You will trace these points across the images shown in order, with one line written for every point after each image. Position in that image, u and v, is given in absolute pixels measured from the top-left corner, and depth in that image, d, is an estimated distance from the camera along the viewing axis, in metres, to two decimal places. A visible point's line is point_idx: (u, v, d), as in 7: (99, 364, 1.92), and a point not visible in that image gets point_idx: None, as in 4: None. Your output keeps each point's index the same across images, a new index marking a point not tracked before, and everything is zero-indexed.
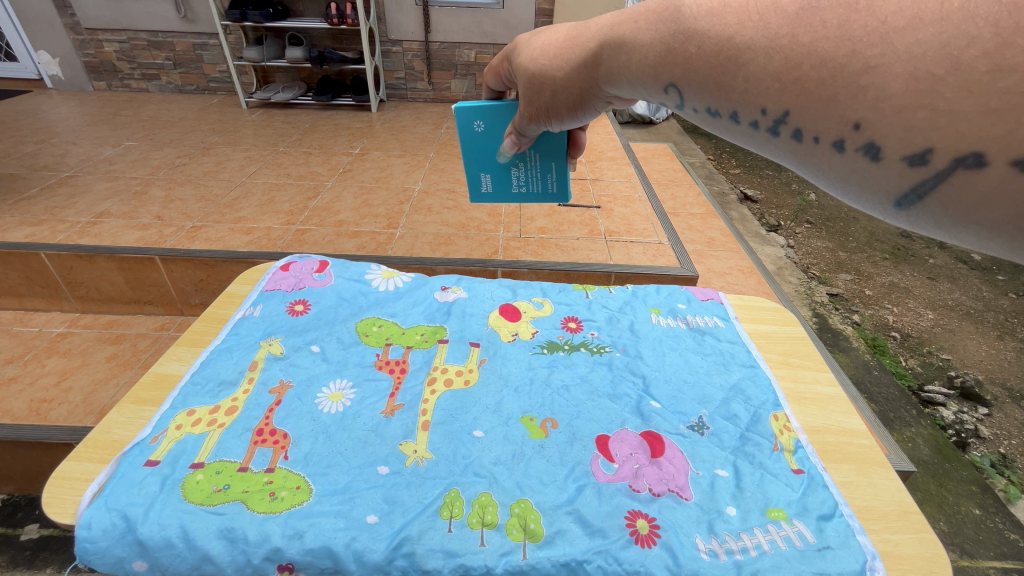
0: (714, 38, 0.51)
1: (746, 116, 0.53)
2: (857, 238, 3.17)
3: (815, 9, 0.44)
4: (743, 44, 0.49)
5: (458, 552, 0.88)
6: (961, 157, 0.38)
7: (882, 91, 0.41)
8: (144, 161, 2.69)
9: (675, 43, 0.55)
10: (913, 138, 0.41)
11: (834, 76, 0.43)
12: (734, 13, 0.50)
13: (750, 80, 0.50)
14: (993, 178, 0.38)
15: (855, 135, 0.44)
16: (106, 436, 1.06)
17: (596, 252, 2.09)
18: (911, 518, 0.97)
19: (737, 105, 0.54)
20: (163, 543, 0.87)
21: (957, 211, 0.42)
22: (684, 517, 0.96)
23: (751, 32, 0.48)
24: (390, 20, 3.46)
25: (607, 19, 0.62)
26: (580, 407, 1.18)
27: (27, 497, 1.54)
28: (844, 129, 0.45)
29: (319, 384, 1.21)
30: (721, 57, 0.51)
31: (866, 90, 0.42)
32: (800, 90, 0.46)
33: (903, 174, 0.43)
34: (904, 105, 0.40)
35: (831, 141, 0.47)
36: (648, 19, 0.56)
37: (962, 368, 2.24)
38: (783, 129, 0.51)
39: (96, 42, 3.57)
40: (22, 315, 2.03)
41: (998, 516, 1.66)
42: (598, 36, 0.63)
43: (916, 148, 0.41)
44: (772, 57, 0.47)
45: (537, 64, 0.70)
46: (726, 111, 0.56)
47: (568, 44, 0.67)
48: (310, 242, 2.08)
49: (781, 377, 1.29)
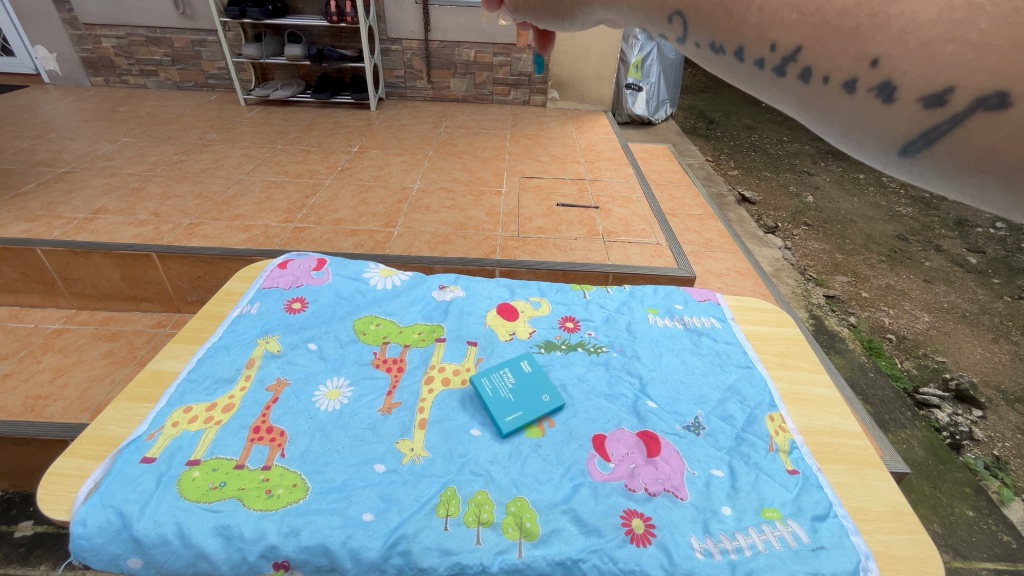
0: None
1: (748, 52, 0.45)
2: (853, 240, 3.19)
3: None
4: None
5: (454, 550, 0.88)
6: (982, 96, 0.33)
7: (909, 24, 0.35)
8: (142, 158, 2.68)
9: None
10: (934, 75, 0.35)
11: (858, 9, 0.38)
12: None
13: (767, 11, 0.43)
14: (1013, 121, 0.32)
15: (870, 74, 0.37)
16: (102, 433, 1.06)
17: (595, 252, 2.10)
18: (904, 518, 0.97)
19: (744, 39, 0.45)
20: (159, 540, 0.87)
21: (961, 164, 0.36)
22: (679, 517, 0.96)
23: None
24: (390, 18, 3.43)
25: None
26: (577, 406, 1.18)
27: (21, 494, 1.53)
28: (856, 67, 0.38)
29: (316, 382, 1.20)
30: None
31: (891, 22, 0.36)
32: (820, 18, 0.40)
33: (915, 118, 0.37)
34: (930, 39, 0.35)
35: (841, 81, 0.40)
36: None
37: (957, 371, 2.24)
38: (788, 71, 0.43)
39: (93, 37, 3.55)
40: (18, 312, 2.03)
41: (992, 517, 1.67)
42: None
43: (934, 87, 0.35)
44: None
45: None
46: (730, 47, 0.46)
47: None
48: (308, 240, 2.08)
49: (777, 377, 1.30)
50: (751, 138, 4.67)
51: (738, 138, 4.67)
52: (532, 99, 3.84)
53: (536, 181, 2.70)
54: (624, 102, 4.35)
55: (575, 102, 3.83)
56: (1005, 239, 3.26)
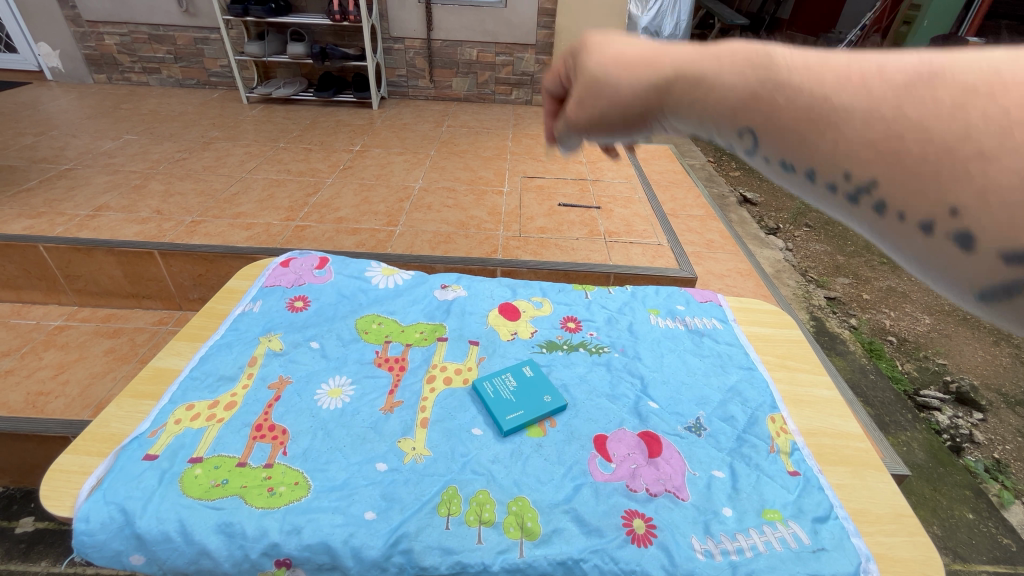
0: (808, 93, 0.41)
1: (820, 176, 0.43)
2: (855, 242, 3.18)
3: (929, 81, 0.36)
4: (838, 104, 0.39)
5: (456, 549, 0.88)
6: None
7: (988, 183, 0.33)
8: (144, 155, 2.68)
9: (761, 88, 0.44)
10: (1014, 232, 0.33)
11: (941, 158, 0.35)
12: (834, 72, 0.40)
13: (841, 143, 0.40)
14: None
15: (949, 220, 0.36)
16: (104, 430, 1.06)
17: (596, 252, 2.10)
18: (905, 520, 0.98)
19: (820, 164, 0.43)
20: (161, 536, 0.88)
21: None
22: (680, 517, 0.96)
23: (850, 93, 0.39)
24: (393, 17, 3.43)
25: (687, 54, 0.51)
26: (578, 407, 1.18)
27: (22, 490, 1.53)
28: (935, 209, 0.36)
29: (318, 381, 1.20)
30: (814, 114, 0.41)
31: (974, 177, 0.34)
32: (901, 154, 0.37)
33: (996, 271, 0.35)
34: (1013, 200, 0.33)
35: (917, 220, 0.38)
36: (736, 60, 0.47)
37: (958, 373, 2.24)
38: (863, 201, 0.41)
39: (96, 34, 3.55)
40: (19, 308, 2.03)
41: (991, 520, 1.67)
42: (682, 68, 0.51)
43: (1015, 245, 0.33)
44: (870, 124, 0.38)
45: (605, 73, 0.59)
46: (804, 168, 0.44)
47: (644, 67, 0.55)
48: (309, 238, 2.08)
49: (778, 379, 1.30)
50: None
51: None
52: (534, 99, 3.84)
53: (538, 181, 2.70)
54: None
55: None
56: None
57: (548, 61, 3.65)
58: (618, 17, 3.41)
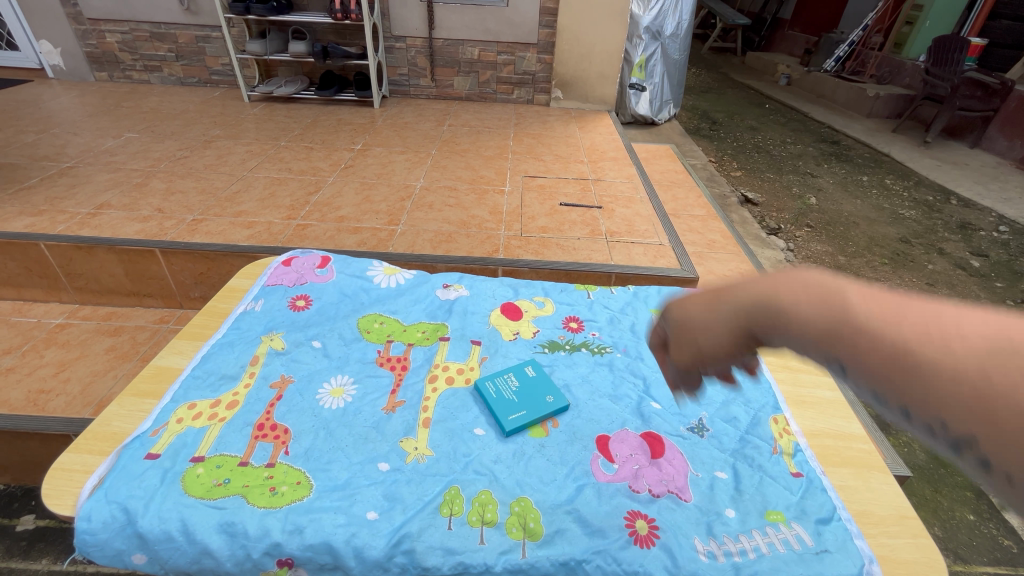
0: (889, 341, 0.44)
1: (913, 417, 0.43)
2: (856, 242, 3.18)
3: (1013, 352, 0.39)
4: (920, 356, 0.42)
5: (458, 549, 0.88)
6: None
7: None
8: (145, 153, 2.68)
9: (843, 328, 0.47)
10: None
11: None
12: (911, 325, 0.44)
13: (931, 389, 0.42)
14: None
15: None
16: (106, 428, 1.06)
17: (597, 252, 2.09)
18: (908, 522, 0.97)
19: (909, 407, 0.43)
20: (164, 536, 0.88)
21: None
22: (683, 518, 0.96)
23: (933, 349, 0.42)
24: (394, 16, 3.43)
25: (754, 284, 0.55)
26: (580, 407, 1.18)
27: (23, 488, 1.53)
28: None
29: (320, 380, 1.20)
30: (898, 361, 0.44)
31: None
32: (996, 417, 0.38)
33: None
34: None
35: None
36: (808, 296, 0.50)
37: None
38: (967, 456, 0.40)
39: (97, 32, 3.54)
40: (21, 306, 2.03)
41: (993, 522, 1.67)
42: (752, 298, 0.54)
43: None
44: (957, 380, 0.40)
45: (689, 321, 0.61)
46: (896, 407, 0.45)
47: (713, 295, 0.59)
48: (310, 237, 2.08)
49: (781, 380, 1.30)
50: (755, 139, 4.67)
51: (741, 138, 4.66)
52: (536, 98, 3.83)
53: (539, 180, 2.69)
54: (628, 102, 4.34)
55: (579, 101, 3.82)
56: (1008, 243, 3.25)
57: (550, 61, 3.64)
58: (620, 16, 3.40)
